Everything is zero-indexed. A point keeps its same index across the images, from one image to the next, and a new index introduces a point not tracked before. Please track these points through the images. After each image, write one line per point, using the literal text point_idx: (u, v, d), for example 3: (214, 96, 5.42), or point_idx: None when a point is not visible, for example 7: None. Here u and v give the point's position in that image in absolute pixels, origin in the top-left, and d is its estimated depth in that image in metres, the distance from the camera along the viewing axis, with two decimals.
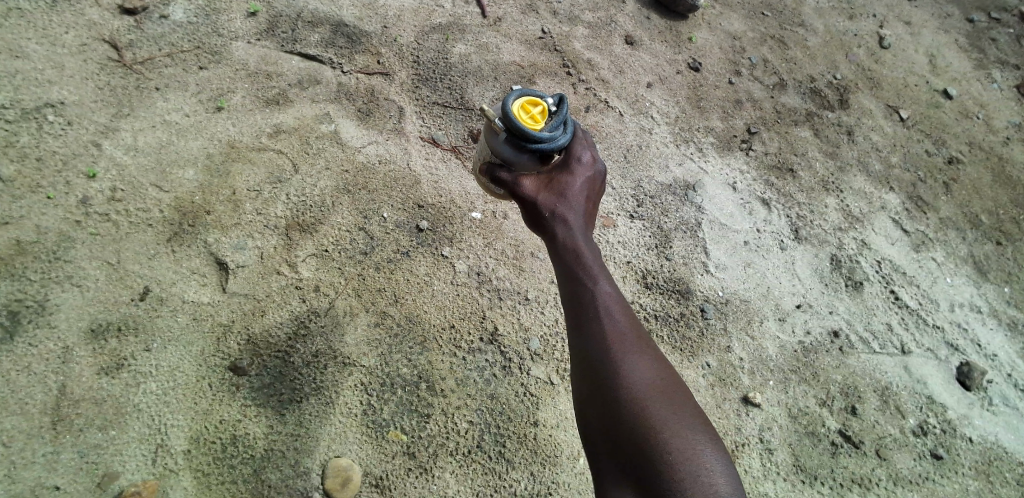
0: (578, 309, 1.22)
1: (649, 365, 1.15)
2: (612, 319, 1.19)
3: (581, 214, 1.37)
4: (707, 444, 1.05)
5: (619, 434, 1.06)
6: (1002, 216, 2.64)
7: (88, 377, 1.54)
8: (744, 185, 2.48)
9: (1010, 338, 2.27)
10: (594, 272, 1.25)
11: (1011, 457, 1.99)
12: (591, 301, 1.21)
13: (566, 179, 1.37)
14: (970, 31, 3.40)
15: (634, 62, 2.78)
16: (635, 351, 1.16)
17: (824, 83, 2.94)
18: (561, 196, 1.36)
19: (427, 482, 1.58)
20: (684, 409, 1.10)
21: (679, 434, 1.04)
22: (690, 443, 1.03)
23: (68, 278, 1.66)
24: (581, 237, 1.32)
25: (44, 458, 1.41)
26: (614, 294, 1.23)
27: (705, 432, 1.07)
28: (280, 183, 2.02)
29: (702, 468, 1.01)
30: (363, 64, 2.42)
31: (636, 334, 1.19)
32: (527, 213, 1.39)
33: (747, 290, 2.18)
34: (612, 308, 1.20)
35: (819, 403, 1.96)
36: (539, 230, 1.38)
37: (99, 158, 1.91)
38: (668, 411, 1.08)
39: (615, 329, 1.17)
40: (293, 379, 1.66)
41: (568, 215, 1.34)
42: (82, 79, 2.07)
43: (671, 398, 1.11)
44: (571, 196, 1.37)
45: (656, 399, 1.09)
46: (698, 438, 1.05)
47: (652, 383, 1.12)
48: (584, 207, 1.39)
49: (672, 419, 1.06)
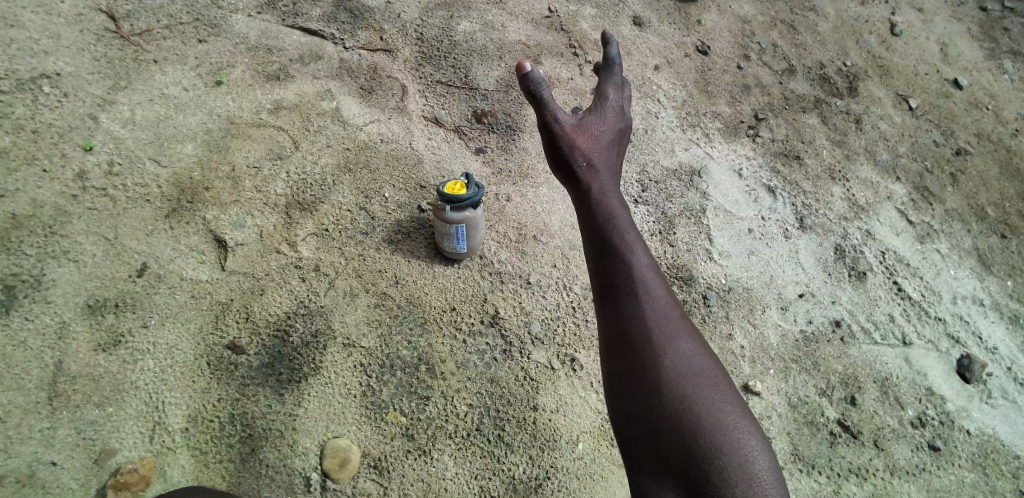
0: (614, 287, 1.15)
1: (690, 354, 1.12)
2: (651, 298, 1.14)
3: (612, 170, 1.29)
4: (753, 439, 1.03)
5: (660, 429, 1.03)
6: (1008, 209, 2.61)
7: (85, 353, 1.53)
8: (750, 172, 2.45)
9: (1012, 332, 2.25)
10: (632, 244, 1.17)
11: (1008, 450, 1.97)
12: (630, 276, 1.15)
13: (599, 124, 1.31)
14: (983, 20, 3.34)
15: (642, 44, 2.72)
16: (675, 336, 1.12)
17: (833, 69, 2.90)
18: (594, 145, 1.28)
19: (426, 465, 1.57)
20: (729, 404, 1.07)
21: (726, 432, 1.02)
22: (736, 441, 1.01)
23: (64, 253, 1.64)
24: (614, 194, 1.25)
25: (40, 434, 1.40)
26: (653, 270, 1.17)
27: (749, 427, 1.05)
28: (280, 160, 1.99)
29: (750, 468, 0.99)
30: (366, 40, 2.38)
31: (676, 318, 1.15)
32: (557, 161, 1.27)
33: (750, 278, 2.16)
34: (652, 287, 1.15)
35: (818, 393, 1.95)
36: (568, 185, 1.28)
37: (96, 132, 1.87)
38: (710, 398, 1.06)
39: (655, 314, 1.13)
40: (292, 359, 1.64)
41: (601, 170, 1.27)
42: (78, 50, 2.02)
43: (711, 383, 1.09)
44: (602, 146, 1.29)
45: (698, 386, 1.07)
46: (745, 434, 1.03)
47: (694, 372, 1.09)
48: (614, 159, 1.31)
49: (717, 413, 1.04)
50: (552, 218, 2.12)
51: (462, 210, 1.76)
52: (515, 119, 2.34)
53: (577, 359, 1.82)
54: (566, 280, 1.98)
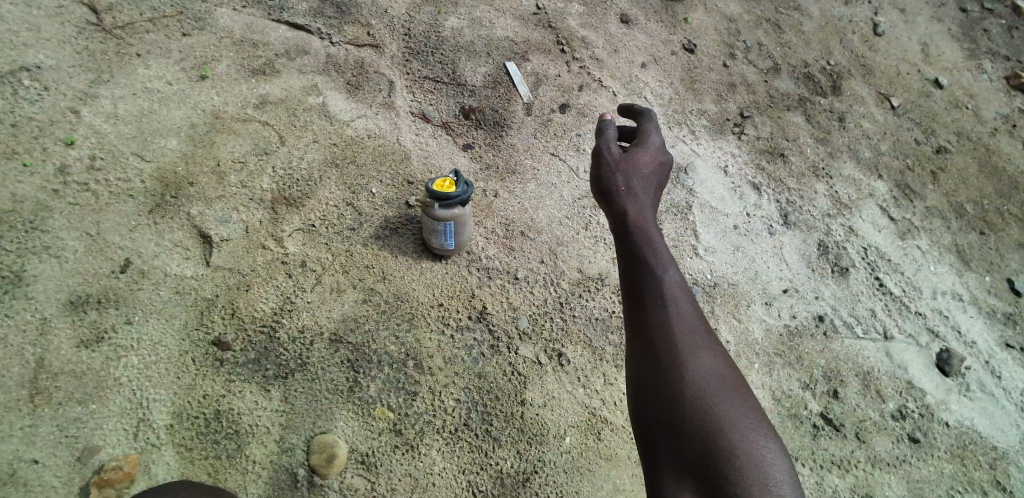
0: (641, 296, 1.17)
1: (713, 364, 1.10)
2: (678, 310, 1.15)
3: (652, 194, 1.32)
4: (776, 447, 0.98)
5: (679, 429, 1.01)
6: (987, 207, 2.66)
7: (66, 350, 1.50)
8: (735, 169, 2.48)
9: (990, 327, 2.30)
10: (663, 259, 1.19)
11: (986, 441, 2.01)
12: (658, 287, 1.16)
13: (645, 153, 1.35)
14: (963, 21, 3.40)
15: (630, 41, 2.74)
16: (699, 345, 1.12)
17: (817, 68, 2.94)
18: (635, 169, 1.32)
19: (413, 459, 1.57)
20: (753, 412, 1.03)
21: (747, 435, 0.98)
22: (758, 446, 0.97)
23: (45, 249, 1.61)
24: (652, 216, 1.27)
25: (21, 432, 1.38)
26: (683, 286, 1.19)
27: (773, 436, 1.00)
28: (266, 155, 1.97)
29: (772, 473, 0.94)
30: (353, 36, 2.37)
31: (702, 330, 1.15)
32: (600, 179, 1.32)
33: (735, 273, 2.19)
34: (680, 300, 1.16)
35: (802, 386, 1.98)
36: (606, 202, 1.31)
37: (77, 126, 1.84)
38: (732, 406, 1.03)
39: (680, 324, 1.13)
40: (278, 355, 1.64)
41: (641, 191, 1.30)
42: (59, 43, 1.99)
43: (735, 393, 1.06)
44: (644, 172, 1.33)
45: (720, 393, 1.05)
46: (767, 440, 0.99)
47: (718, 381, 1.07)
48: (655, 185, 1.34)
49: (738, 418, 1.01)
50: (540, 214, 2.13)
51: (451, 208, 1.75)
52: (503, 115, 2.34)
53: (564, 354, 1.83)
54: (553, 275, 1.98)
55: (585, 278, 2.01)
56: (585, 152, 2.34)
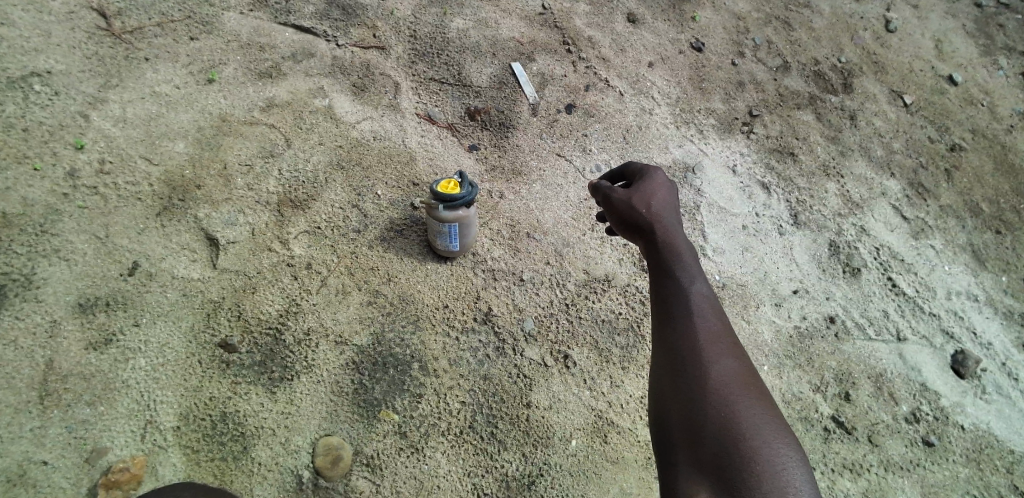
0: (668, 309, 1.18)
1: (738, 373, 1.09)
2: (704, 322, 1.15)
3: (674, 216, 1.32)
4: (799, 457, 0.95)
5: (697, 430, 1.00)
6: (1003, 206, 2.61)
7: (76, 351, 1.52)
8: (744, 168, 2.46)
9: (1006, 328, 2.25)
10: (689, 275, 1.21)
11: (1002, 445, 1.97)
12: (683, 302, 1.18)
13: (653, 177, 1.37)
14: (978, 16, 3.34)
15: (636, 41, 2.72)
16: (725, 354, 1.11)
17: (828, 66, 2.90)
18: (649, 195, 1.33)
19: (418, 462, 1.56)
20: (776, 421, 1.01)
21: (769, 442, 0.96)
22: (778, 454, 0.94)
23: (55, 252, 1.63)
24: (677, 234, 1.28)
25: (30, 433, 1.39)
26: (710, 299, 1.19)
27: (797, 447, 0.97)
28: (272, 157, 1.98)
29: (791, 481, 0.91)
30: (359, 38, 2.37)
31: (728, 341, 1.14)
32: (615, 216, 1.35)
33: (745, 274, 2.16)
34: (707, 314, 1.16)
35: (813, 389, 1.95)
36: (631, 234, 1.33)
37: (87, 130, 1.86)
38: (754, 413, 1.01)
39: (705, 333, 1.13)
40: (284, 356, 1.64)
41: (661, 213, 1.31)
42: (69, 48, 2.01)
43: (760, 402, 1.04)
44: (661, 197, 1.34)
45: (743, 401, 1.03)
46: (789, 450, 0.96)
47: (740, 387, 1.06)
48: (676, 208, 1.35)
49: (760, 425, 0.99)
50: (545, 215, 2.12)
51: (455, 209, 1.74)
52: (508, 117, 2.33)
53: (570, 356, 1.82)
54: (559, 276, 1.97)
55: (591, 279, 1.99)
56: (592, 153, 2.32)
